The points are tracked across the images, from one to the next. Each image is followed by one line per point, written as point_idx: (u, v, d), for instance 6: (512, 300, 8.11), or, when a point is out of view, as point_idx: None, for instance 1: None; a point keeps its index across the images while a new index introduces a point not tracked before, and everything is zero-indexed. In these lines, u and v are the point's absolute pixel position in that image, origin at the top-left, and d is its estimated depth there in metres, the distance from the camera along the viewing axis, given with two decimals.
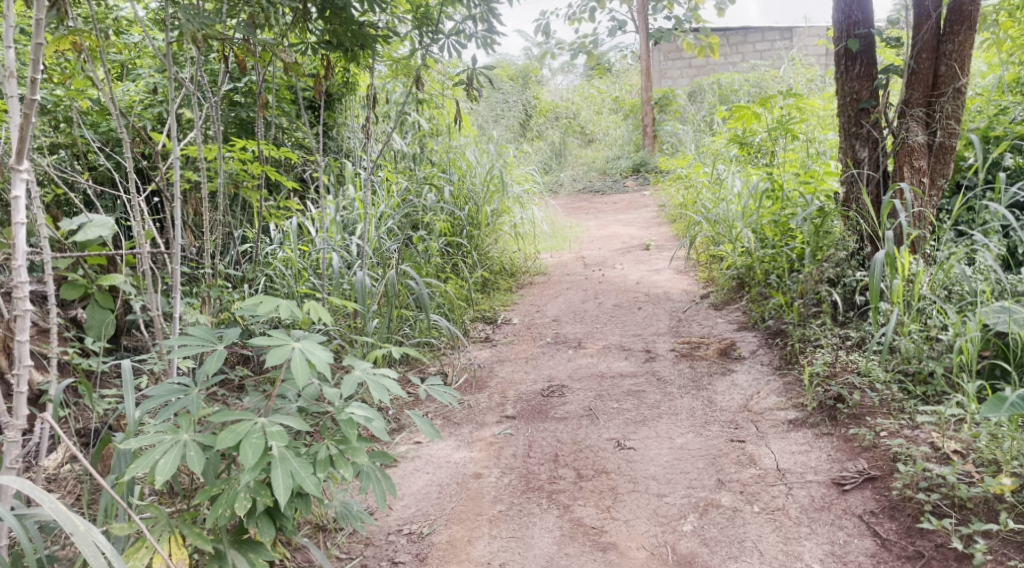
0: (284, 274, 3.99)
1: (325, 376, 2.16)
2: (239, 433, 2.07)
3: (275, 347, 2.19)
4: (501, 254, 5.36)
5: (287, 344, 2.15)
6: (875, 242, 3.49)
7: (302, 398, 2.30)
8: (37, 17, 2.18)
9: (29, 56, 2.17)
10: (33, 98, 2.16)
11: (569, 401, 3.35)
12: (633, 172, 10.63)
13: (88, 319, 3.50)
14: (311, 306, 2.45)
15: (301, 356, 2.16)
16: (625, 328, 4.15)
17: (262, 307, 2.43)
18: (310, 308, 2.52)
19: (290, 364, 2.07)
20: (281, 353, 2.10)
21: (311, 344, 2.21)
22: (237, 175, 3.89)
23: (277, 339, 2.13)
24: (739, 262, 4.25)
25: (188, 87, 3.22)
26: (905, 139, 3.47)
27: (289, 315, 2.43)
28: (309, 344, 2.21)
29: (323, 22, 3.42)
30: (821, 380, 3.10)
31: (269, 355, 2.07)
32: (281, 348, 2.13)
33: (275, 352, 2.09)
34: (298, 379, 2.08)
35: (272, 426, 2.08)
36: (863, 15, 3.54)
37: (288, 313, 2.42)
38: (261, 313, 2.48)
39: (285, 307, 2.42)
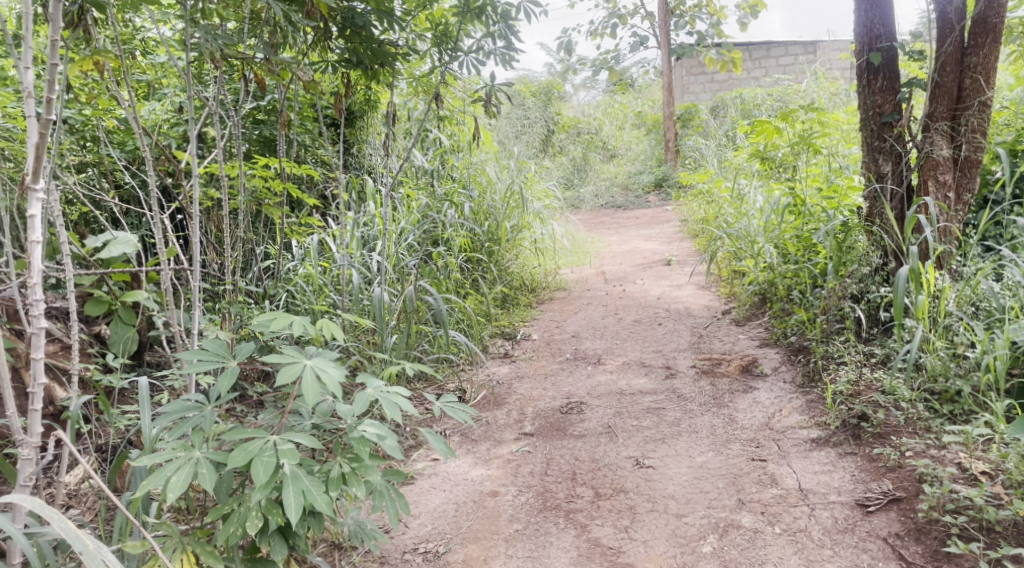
0: (305, 290, 4.03)
1: (337, 394, 2.15)
2: (251, 451, 2.06)
3: (287, 364, 2.19)
4: (522, 269, 5.35)
5: (298, 362, 2.14)
6: (900, 258, 3.41)
7: (316, 415, 2.29)
8: (55, 36, 2.21)
9: (45, 76, 2.19)
10: (50, 117, 2.18)
11: (588, 418, 3.32)
12: (656, 187, 10.57)
13: (112, 335, 3.57)
14: (324, 324, 2.44)
15: (314, 374, 2.15)
16: (646, 344, 4.11)
17: (275, 323, 2.44)
18: (324, 324, 2.52)
19: (302, 384, 2.06)
20: (291, 372, 2.09)
21: (324, 362, 2.20)
22: (259, 192, 3.91)
23: (289, 357, 2.12)
24: (761, 277, 4.22)
25: (210, 106, 3.26)
26: (929, 152, 3.40)
27: (302, 331, 2.43)
28: (322, 361, 2.21)
29: (343, 41, 3.46)
30: (845, 398, 3.04)
31: (280, 373, 2.07)
32: (293, 366, 2.12)
33: (286, 371, 2.08)
34: (308, 399, 2.07)
35: (284, 444, 2.07)
36: (886, 27, 3.50)
37: (302, 329, 2.42)
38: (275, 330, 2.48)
39: (298, 322, 2.43)
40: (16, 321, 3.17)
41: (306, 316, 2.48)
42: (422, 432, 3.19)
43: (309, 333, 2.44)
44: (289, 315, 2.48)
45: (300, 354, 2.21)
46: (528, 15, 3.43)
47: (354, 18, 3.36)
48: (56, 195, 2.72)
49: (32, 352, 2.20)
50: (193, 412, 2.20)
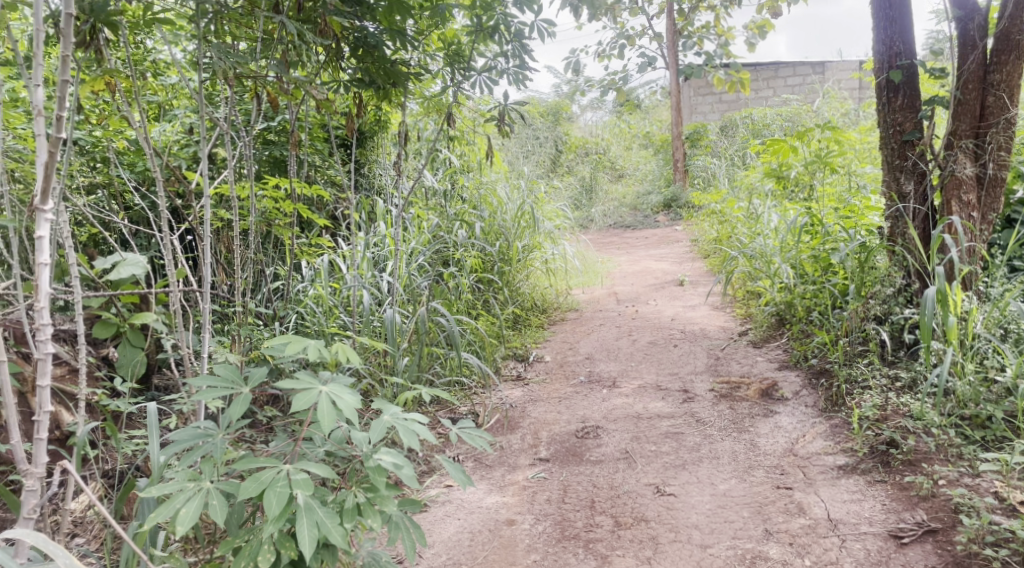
0: (315, 311, 4.00)
1: (352, 422, 2.08)
2: (263, 481, 1.99)
3: (301, 390, 2.12)
4: (532, 290, 5.28)
5: (313, 388, 2.07)
6: (925, 278, 3.33)
7: (330, 443, 2.22)
8: (65, 53, 2.17)
9: (55, 94, 2.15)
10: (60, 136, 2.14)
11: (605, 443, 3.24)
12: (665, 208, 10.49)
13: (121, 358, 3.53)
14: (339, 348, 2.37)
15: (328, 400, 2.08)
16: (661, 367, 4.03)
17: (287, 347, 2.36)
18: (338, 347, 2.44)
19: (317, 411, 1.99)
20: (305, 398, 2.03)
21: (338, 388, 2.13)
22: (270, 212, 3.87)
23: (303, 384, 2.05)
24: (779, 298, 4.16)
25: (222, 126, 3.22)
26: (952, 170, 3.34)
27: (316, 356, 2.36)
28: (336, 387, 2.14)
29: (356, 60, 3.42)
30: (872, 423, 2.96)
31: (295, 400, 1.99)
32: (307, 392, 2.05)
33: (300, 397, 2.01)
34: (322, 426, 2.00)
35: (297, 473, 2.00)
36: (906, 45, 3.45)
37: (315, 353, 2.35)
38: (288, 354, 2.41)
39: (311, 346, 2.35)
40: (24, 345, 3.11)
41: (320, 340, 2.41)
42: (435, 458, 3.11)
43: (323, 357, 2.36)
44: (301, 338, 2.40)
45: (314, 379, 2.14)
46: (542, 34, 3.40)
47: (367, 38, 3.32)
48: (67, 217, 2.70)
49: (39, 379, 2.14)
50: (203, 440, 2.13)
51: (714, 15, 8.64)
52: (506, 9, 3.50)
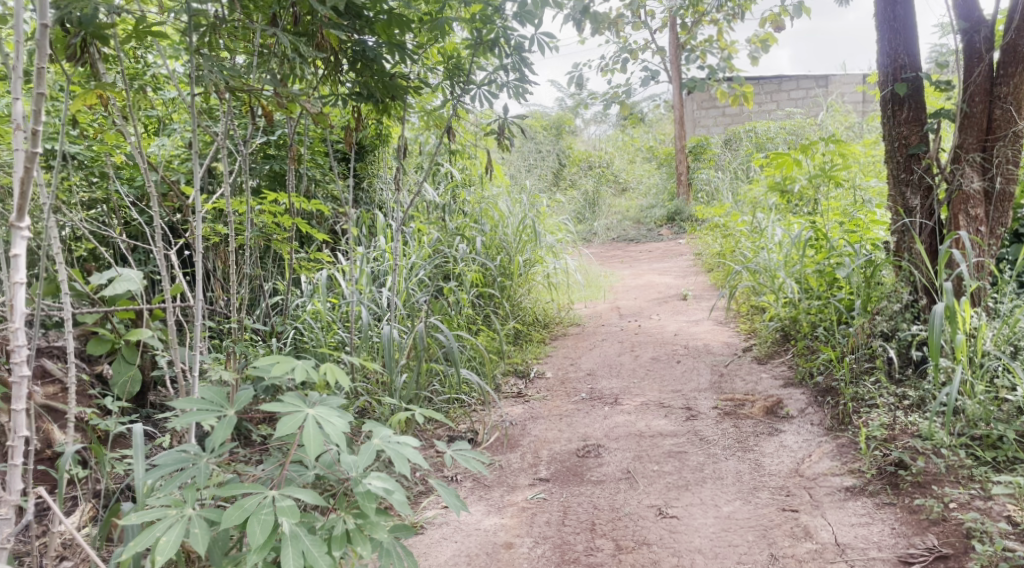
0: (313, 327, 3.96)
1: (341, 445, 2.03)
2: (247, 508, 1.94)
3: (288, 413, 2.07)
4: (534, 305, 5.22)
5: (301, 411, 2.02)
6: (932, 294, 3.27)
7: (320, 466, 2.17)
8: (41, 65, 2.11)
9: (30, 107, 2.11)
10: (34, 150, 2.09)
11: (606, 462, 3.17)
12: (668, 221, 10.42)
13: (115, 375, 3.50)
14: (329, 370, 2.31)
15: (316, 424, 2.03)
16: (664, 383, 3.97)
17: (275, 368, 2.30)
18: (328, 368, 2.39)
19: (304, 436, 1.94)
20: (293, 422, 1.98)
21: (327, 411, 2.08)
22: (268, 228, 3.82)
23: (291, 407, 2.00)
24: (783, 314, 4.11)
25: (218, 141, 3.19)
26: (959, 185, 3.28)
27: (305, 377, 2.30)
28: (325, 410, 2.09)
29: (354, 74, 3.38)
30: (879, 443, 2.89)
31: (281, 424, 1.95)
32: (295, 415, 2.00)
33: (287, 421, 1.96)
34: (310, 451, 1.95)
35: (283, 500, 1.94)
36: (911, 57, 3.40)
37: (306, 374, 2.29)
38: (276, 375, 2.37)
39: (301, 367, 2.30)
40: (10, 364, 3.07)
41: (310, 361, 2.36)
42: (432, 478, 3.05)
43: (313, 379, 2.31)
44: (290, 359, 2.34)
45: (302, 402, 2.09)
46: (542, 47, 3.36)
47: (365, 52, 3.27)
48: (57, 231, 2.68)
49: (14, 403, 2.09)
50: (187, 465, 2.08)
51: (716, 29, 8.63)
52: (506, 22, 3.47)
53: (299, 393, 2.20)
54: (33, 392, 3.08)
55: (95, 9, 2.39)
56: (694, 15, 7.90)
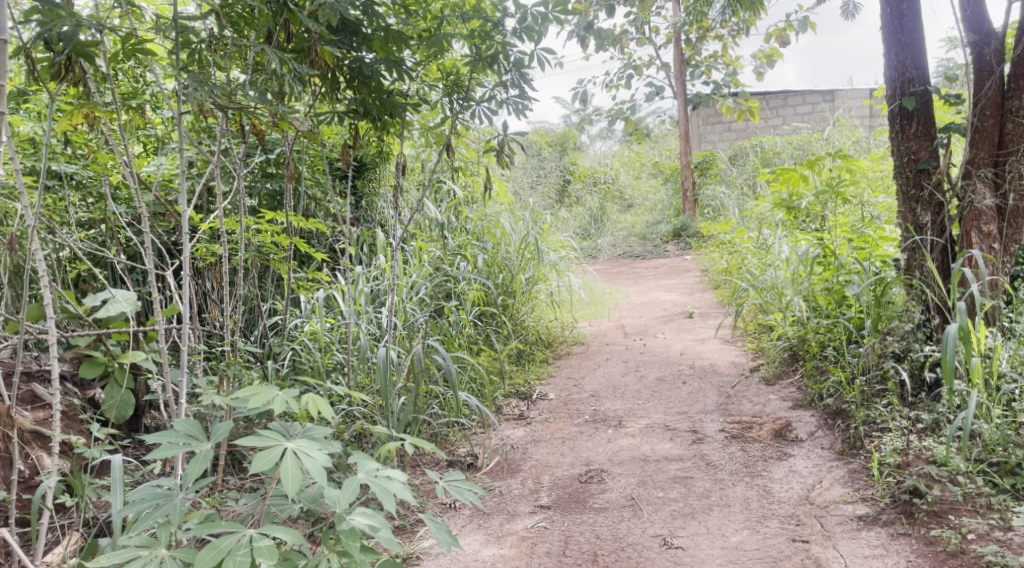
0: (310, 349, 3.88)
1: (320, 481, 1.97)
2: (223, 549, 1.87)
3: (267, 448, 2.02)
4: (537, 324, 5.12)
5: (279, 446, 1.97)
6: (945, 313, 3.16)
7: (302, 502, 2.12)
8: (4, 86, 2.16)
9: None
10: None
11: (609, 488, 3.08)
12: (674, 237, 10.30)
13: (108, 399, 3.42)
14: (310, 400, 2.26)
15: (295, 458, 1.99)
16: (669, 405, 3.86)
17: (253, 400, 2.26)
18: (309, 399, 2.35)
19: (281, 469, 1.90)
20: (271, 455, 1.94)
21: (307, 445, 2.04)
22: (265, 247, 3.76)
23: (269, 441, 1.97)
24: (791, 333, 4.01)
25: (212, 160, 3.12)
26: (971, 202, 3.18)
27: (285, 409, 2.26)
28: (305, 443, 2.05)
29: (351, 91, 3.32)
30: (893, 470, 2.79)
31: (257, 460, 1.89)
32: (273, 449, 1.96)
33: (265, 454, 1.93)
34: (288, 486, 1.90)
35: (261, 539, 1.88)
36: (919, 71, 3.32)
37: (285, 405, 2.25)
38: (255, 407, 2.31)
39: (280, 399, 2.25)
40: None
41: (290, 392, 2.31)
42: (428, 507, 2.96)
43: (293, 410, 2.27)
44: (269, 390, 2.30)
45: (281, 436, 2.04)
46: (542, 62, 3.30)
47: (362, 68, 3.20)
48: (41, 252, 2.65)
49: None
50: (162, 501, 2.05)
51: (721, 44, 8.60)
52: (505, 38, 3.41)
53: (279, 427, 2.15)
54: (18, 418, 3.00)
55: (76, 25, 2.34)
56: (698, 30, 7.87)
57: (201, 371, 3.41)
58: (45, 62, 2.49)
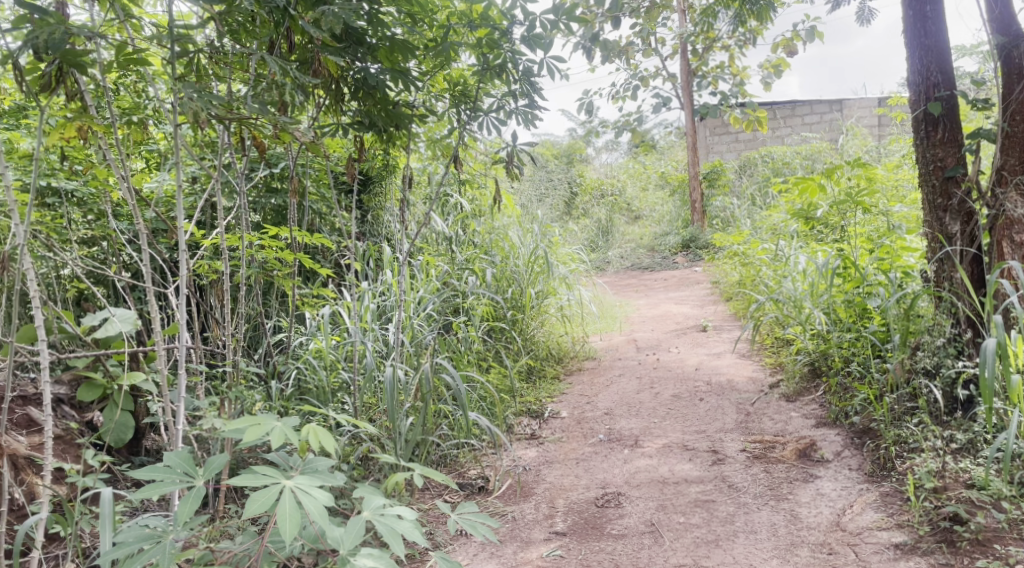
0: (315, 368, 3.76)
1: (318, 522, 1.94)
2: None
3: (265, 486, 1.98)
4: (547, 339, 4.99)
5: (276, 486, 1.93)
6: (978, 326, 3.03)
7: (302, 540, 2.09)
8: None
9: None
10: None
11: (627, 513, 2.95)
12: (683, 248, 10.14)
13: (108, 423, 3.30)
14: (309, 432, 2.16)
15: (292, 497, 1.93)
16: (687, 423, 3.73)
17: (249, 433, 2.17)
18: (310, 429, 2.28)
19: (277, 513, 1.85)
20: (264, 497, 1.89)
21: (306, 482, 2.00)
22: (269, 263, 3.65)
23: (264, 481, 1.91)
24: (812, 347, 3.87)
25: (211, 174, 3.02)
26: (1004, 209, 3.04)
27: (284, 442, 2.17)
28: (305, 481, 2.00)
29: (356, 103, 3.22)
30: (929, 494, 2.66)
31: (252, 502, 1.86)
32: (269, 489, 1.91)
33: (258, 496, 1.88)
34: (283, 530, 1.86)
35: None
36: (944, 75, 3.20)
37: (283, 438, 2.17)
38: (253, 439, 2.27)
39: (278, 431, 2.17)
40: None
41: (289, 423, 2.24)
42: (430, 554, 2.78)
43: (291, 442, 2.18)
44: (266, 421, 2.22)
45: (280, 473, 2.01)
46: (552, 71, 3.20)
47: (367, 79, 3.09)
48: (33, 273, 2.56)
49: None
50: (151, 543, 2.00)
51: (728, 55, 8.52)
52: (513, 46, 3.30)
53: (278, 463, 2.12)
54: (12, 444, 2.89)
55: (65, 34, 2.23)
56: (705, 41, 7.79)
57: (202, 392, 3.30)
58: (35, 73, 2.39)
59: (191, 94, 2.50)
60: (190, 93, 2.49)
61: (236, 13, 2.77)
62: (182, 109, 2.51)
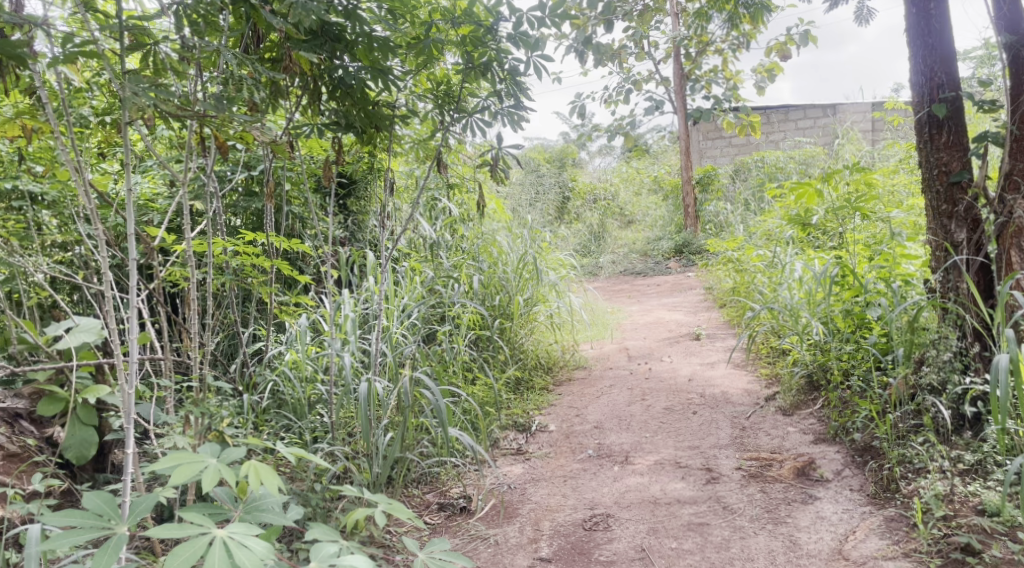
0: (290, 380, 3.58)
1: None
2: None
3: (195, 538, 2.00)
4: (536, 348, 4.82)
5: (206, 541, 1.96)
6: (987, 339, 2.90)
7: None
8: None
9: None
10: None
11: (616, 537, 2.81)
12: (676, 254, 10.00)
13: (69, 439, 3.08)
14: (248, 470, 2.10)
15: (224, 546, 1.98)
16: (680, 438, 3.56)
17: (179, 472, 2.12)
18: (248, 466, 2.12)
19: (204, 565, 1.90)
20: (189, 551, 1.93)
21: (240, 532, 2.02)
22: (243, 270, 3.48)
23: (192, 533, 1.96)
24: (810, 359, 3.71)
25: (177, 176, 2.84)
26: (1012, 217, 2.90)
27: (218, 481, 2.13)
28: (240, 529, 2.04)
29: (332, 103, 3.04)
30: (939, 522, 2.53)
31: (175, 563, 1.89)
32: (198, 539, 1.96)
33: (184, 549, 1.93)
34: None
35: None
36: (949, 76, 3.05)
37: (218, 477, 2.12)
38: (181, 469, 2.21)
39: (211, 470, 2.11)
40: None
41: (224, 458, 2.18)
42: None
43: (226, 480, 2.15)
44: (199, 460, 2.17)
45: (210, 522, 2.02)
46: (540, 72, 3.04)
47: (344, 78, 2.92)
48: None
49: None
50: None
51: (721, 58, 8.40)
52: (500, 44, 3.14)
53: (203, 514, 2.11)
54: None
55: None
56: (699, 44, 7.67)
57: (170, 406, 3.12)
58: None
59: (147, 93, 2.34)
60: (151, 94, 2.33)
61: (201, 6, 2.60)
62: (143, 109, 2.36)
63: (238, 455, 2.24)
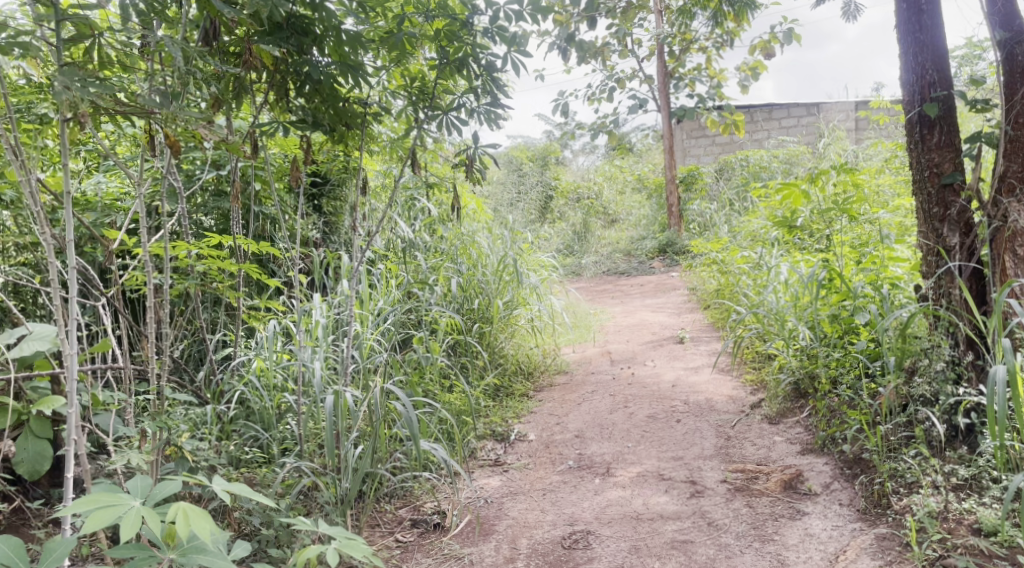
0: (258, 389, 3.42)
1: None
2: None
3: None
4: (517, 352, 4.68)
5: None
6: (980, 348, 2.81)
7: None
8: None
9: None
10: None
11: (596, 557, 2.68)
12: (660, 253, 9.91)
13: (20, 452, 2.91)
14: (175, 513, 1.91)
15: None
16: (663, 448, 3.44)
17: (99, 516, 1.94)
18: (175, 508, 1.93)
19: None
20: None
21: None
22: (208, 275, 3.32)
23: None
24: (797, 366, 3.60)
25: (131, 177, 2.69)
26: (1006, 221, 2.80)
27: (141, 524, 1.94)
28: None
29: (300, 99, 2.89)
30: (932, 541, 2.43)
31: None
32: None
33: None
34: None
35: None
36: (940, 74, 2.94)
37: (141, 521, 1.93)
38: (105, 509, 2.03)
39: (132, 514, 1.92)
40: None
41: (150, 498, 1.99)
42: None
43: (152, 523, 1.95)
44: (123, 501, 1.98)
45: None
46: (517, 67, 2.90)
47: (310, 73, 2.76)
48: None
49: None
50: None
51: (704, 57, 8.32)
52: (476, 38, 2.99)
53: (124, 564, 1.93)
54: None
55: None
56: (681, 43, 7.60)
57: (129, 417, 2.96)
58: None
59: (89, 87, 2.18)
60: (96, 91, 2.18)
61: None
62: (88, 107, 2.21)
63: (169, 492, 2.05)
